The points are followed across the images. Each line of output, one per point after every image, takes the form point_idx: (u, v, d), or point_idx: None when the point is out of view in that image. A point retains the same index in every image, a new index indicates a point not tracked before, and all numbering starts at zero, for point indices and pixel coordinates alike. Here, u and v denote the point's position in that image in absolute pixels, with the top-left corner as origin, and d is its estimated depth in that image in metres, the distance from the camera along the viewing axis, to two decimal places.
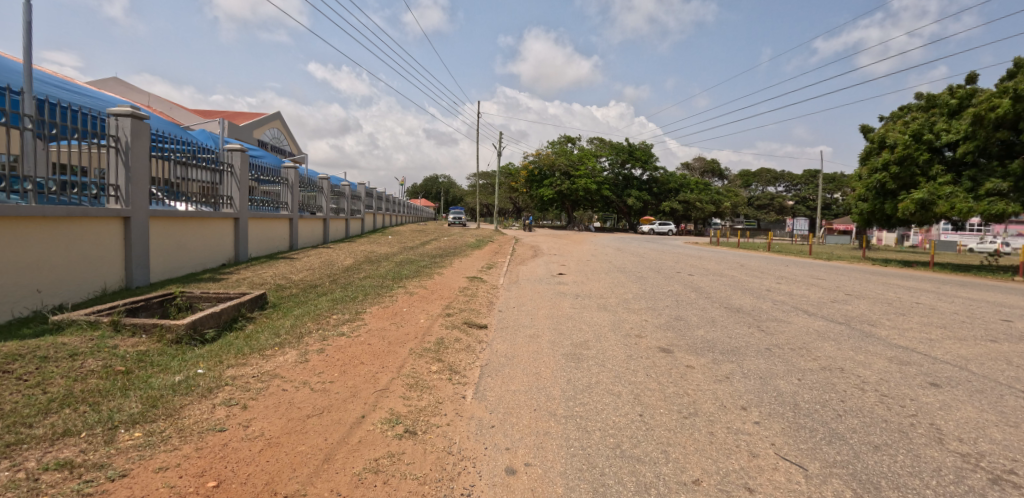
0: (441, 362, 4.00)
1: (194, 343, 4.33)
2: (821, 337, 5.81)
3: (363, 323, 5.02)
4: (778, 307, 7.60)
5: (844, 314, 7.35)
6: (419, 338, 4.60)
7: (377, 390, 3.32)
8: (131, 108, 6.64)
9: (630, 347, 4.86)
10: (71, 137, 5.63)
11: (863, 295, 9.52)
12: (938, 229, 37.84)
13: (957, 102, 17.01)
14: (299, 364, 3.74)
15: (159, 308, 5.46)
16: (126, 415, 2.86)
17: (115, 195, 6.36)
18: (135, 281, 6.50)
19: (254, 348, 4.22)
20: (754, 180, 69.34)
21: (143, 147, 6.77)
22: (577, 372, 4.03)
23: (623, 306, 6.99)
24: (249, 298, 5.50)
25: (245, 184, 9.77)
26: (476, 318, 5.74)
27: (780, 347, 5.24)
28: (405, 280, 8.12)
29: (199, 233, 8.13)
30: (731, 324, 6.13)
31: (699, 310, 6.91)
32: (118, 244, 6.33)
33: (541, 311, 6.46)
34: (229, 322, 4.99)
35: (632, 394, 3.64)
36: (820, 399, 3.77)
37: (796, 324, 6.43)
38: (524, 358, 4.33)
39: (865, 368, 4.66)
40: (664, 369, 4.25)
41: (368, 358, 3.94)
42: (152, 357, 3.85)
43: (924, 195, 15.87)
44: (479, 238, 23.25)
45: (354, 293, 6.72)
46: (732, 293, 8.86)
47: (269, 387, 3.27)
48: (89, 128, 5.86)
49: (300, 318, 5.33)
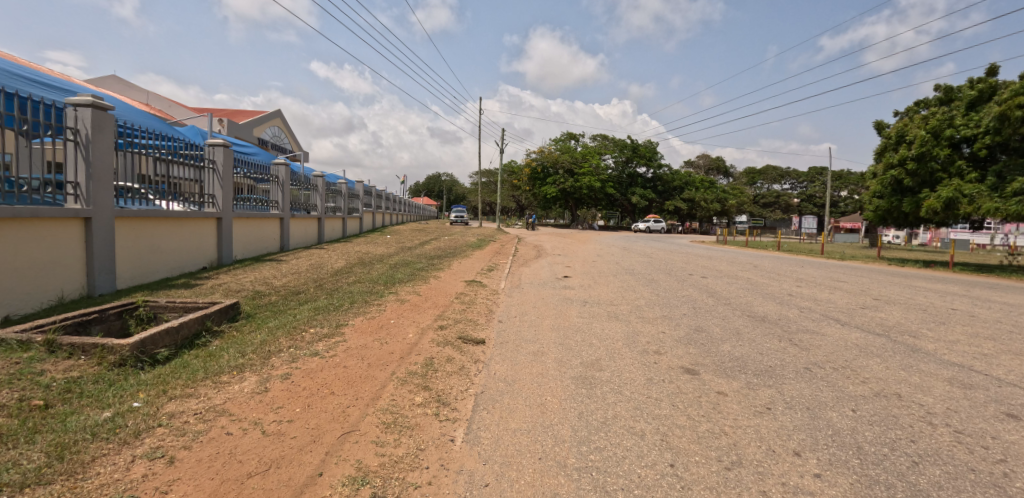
0: (427, 391, 3.35)
1: (142, 366, 3.72)
2: (863, 353, 5.13)
3: (343, 340, 4.36)
4: (806, 315, 6.91)
5: (879, 324, 6.66)
6: (404, 358, 3.97)
7: (343, 434, 2.68)
8: (94, 97, 5.98)
9: (647, 367, 4.21)
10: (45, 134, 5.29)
11: (891, 301, 8.82)
12: (949, 228, 36.92)
13: (977, 94, 16.14)
14: (255, 396, 3.10)
15: (116, 321, 4.84)
16: (16, 473, 2.20)
17: (74, 193, 5.74)
18: (98, 288, 5.87)
19: (210, 372, 3.59)
20: (760, 178, 68.44)
21: (107, 141, 6.12)
22: (588, 403, 3.37)
23: (636, 315, 6.32)
24: (218, 309, 4.88)
25: (229, 182, 9.13)
26: (473, 331, 5.07)
27: (821, 366, 4.58)
28: (398, 286, 7.48)
29: (174, 234, 7.49)
30: (759, 338, 5.44)
31: (721, 320, 6.25)
32: (79, 248, 5.71)
33: (545, 321, 5.82)
34: (191, 340, 4.36)
35: (658, 434, 2.98)
36: (886, 440, 3.14)
37: (830, 336, 5.76)
38: (528, 384, 3.67)
39: (924, 394, 4.04)
40: (692, 398, 3.59)
41: (340, 386, 3.31)
42: (84, 387, 3.23)
43: (950, 194, 15.13)
44: (483, 237, 22.56)
45: (339, 301, 6.08)
46: (752, 298, 8.19)
47: (210, 431, 2.65)
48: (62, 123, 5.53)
49: (274, 331, 4.70)
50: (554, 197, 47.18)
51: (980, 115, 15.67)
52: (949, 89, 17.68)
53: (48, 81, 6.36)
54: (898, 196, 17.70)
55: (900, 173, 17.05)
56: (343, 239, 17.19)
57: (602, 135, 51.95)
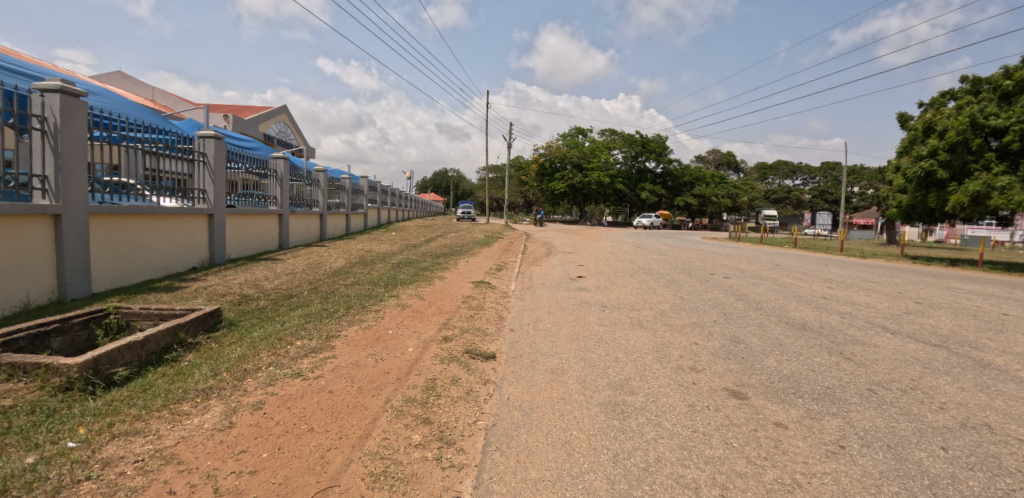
0: (427, 426, 2.75)
1: (93, 389, 3.15)
2: (927, 368, 4.49)
3: (332, 356, 3.78)
4: (848, 322, 6.24)
5: (933, 334, 5.96)
6: (402, 380, 3.37)
7: (318, 493, 2.09)
8: (63, 82, 5.41)
9: (686, 390, 3.59)
10: (13, 123, 4.78)
11: (935, 305, 8.07)
12: (967, 227, 35.86)
13: (1013, 84, 14.96)
14: (216, 435, 2.52)
15: (81, 332, 4.29)
16: None
17: (41, 188, 5.16)
18: (70, 292, 5.34)
19: (169, 400, 3.02)
20: (772, 173, 67.36)
21: (80, 130, 5.56)
22: (623, 440, 2.76)
23: (661, 323, 5.70)
24: (194, 318, 4.29)
25: (222, 176, 8.56)
26: (482, 344, 4.46)
27: (888, 387, 3.93)
28: (399, 288, 6.89)
29: (158, 232, 6.93)
30: (807, 351, 4.79)
31: (757, 328, 5.60)
32: (48, 248, 5.17)
33: (563, 330, 5.19)
34: (158, 355, 3.80)
35: (716, 487, 2.35)
36: (1000, 493, 2.46)
37: (884, 348, 5.09)
38: (548, 414, 3.07)
39: (1020, 424, 3.35)
40: (747, 432, 2.96)
41: (322, 419, 2.72)
42: (13, 420, 2.66)
43: (978, 187, 14.37)
44: (488, 234, 21.86)
45: (334, 307, 5.48)
46: (786, 302, 7.53)
47: (150, 488, 2.07)
48: (27, 110, 5.00)
49: (256, 344, 4.12)
50: (562, 193, 46.54)
51: (1015, 106, 14.67)
52: (978, 80, 16.77)
53: (19, 68, 5.80)
54: (924, 190, 16.84)
55: (930, 165, 16.22)
56: (346, 236, 16.59)
57: (611, 130, 51.16)
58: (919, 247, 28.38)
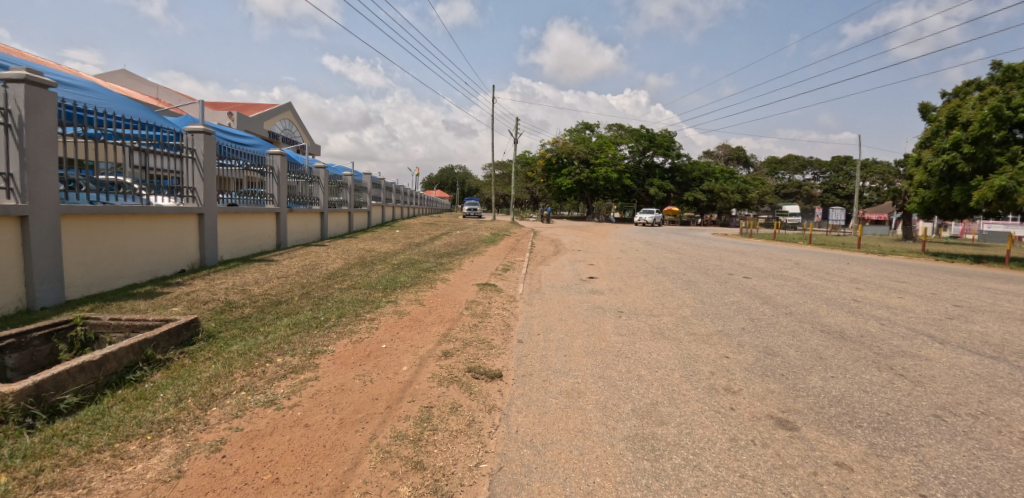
0: (420, 474, 2.26)
1: (33, 422, 2.69)
2: (992, 387, 3.94)
3: (314, 378, 3.31)
4: (889, 330, 5.66)
5: (985, 343, 5.38)
6: (392, 410, 2.89)
7: None
8: (31, 70, 4.96)
9: (725, 418, 3.07)
10: None
11: (975, 308, 7.44)
12: (984, 222, 34.83)
13: None
14: (157, 491, 2.05)
15: (43, 346, 3.85)
16: None
17: (6, 187, 4.78)
18: (39, 300, 4.91)
19: (117, 436, 2.54)
20: (782, 168, 66.22)
21: (51, 123, 5.12)
22: (659, 491, 2.25)
23: (685, 331, 5.16)
24: (166, 331, 3.83)
25: (213, 173, 8.11)
26: (486, 359, 3.98)
27: (955, 412, 3.39)
28: (398, 292, 6.41)
29: (142, 232, 6.50)
30: (853, 366, 4.25)
31: (791, 338, 5.06)
32: (13, 252, 4.73)
33: (576, 342, 4.67)
34: (120, 376, 3.34)
35: None
36: None
37: (938, 362, 4.52)
38: (565, 453, 2.57)
39: None
40: (806, 477, 2.45)
41: (291, 467, 2.24)
42: None
43: (1005, 182, 13.60)
44: (495, 234, 19.59)
45: (325, 315, 5.01)
46: (815, 305, 6.96)
47: None
48: None
49: (232, 361, 3.66)
50: (569, 189, 45.86)
51: None
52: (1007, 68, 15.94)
53: None
54: (947, 185, 16.16)
55: (952, 158, 15.51)
56: (348, 234, 16.17)
57: (618, 125, 50.38)
58: (936, 244, 27.57)
